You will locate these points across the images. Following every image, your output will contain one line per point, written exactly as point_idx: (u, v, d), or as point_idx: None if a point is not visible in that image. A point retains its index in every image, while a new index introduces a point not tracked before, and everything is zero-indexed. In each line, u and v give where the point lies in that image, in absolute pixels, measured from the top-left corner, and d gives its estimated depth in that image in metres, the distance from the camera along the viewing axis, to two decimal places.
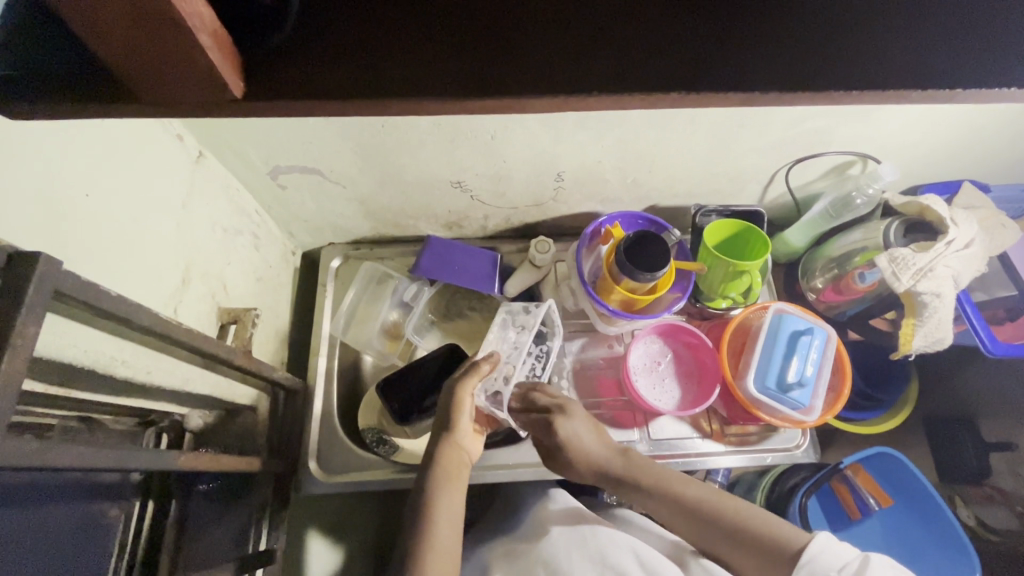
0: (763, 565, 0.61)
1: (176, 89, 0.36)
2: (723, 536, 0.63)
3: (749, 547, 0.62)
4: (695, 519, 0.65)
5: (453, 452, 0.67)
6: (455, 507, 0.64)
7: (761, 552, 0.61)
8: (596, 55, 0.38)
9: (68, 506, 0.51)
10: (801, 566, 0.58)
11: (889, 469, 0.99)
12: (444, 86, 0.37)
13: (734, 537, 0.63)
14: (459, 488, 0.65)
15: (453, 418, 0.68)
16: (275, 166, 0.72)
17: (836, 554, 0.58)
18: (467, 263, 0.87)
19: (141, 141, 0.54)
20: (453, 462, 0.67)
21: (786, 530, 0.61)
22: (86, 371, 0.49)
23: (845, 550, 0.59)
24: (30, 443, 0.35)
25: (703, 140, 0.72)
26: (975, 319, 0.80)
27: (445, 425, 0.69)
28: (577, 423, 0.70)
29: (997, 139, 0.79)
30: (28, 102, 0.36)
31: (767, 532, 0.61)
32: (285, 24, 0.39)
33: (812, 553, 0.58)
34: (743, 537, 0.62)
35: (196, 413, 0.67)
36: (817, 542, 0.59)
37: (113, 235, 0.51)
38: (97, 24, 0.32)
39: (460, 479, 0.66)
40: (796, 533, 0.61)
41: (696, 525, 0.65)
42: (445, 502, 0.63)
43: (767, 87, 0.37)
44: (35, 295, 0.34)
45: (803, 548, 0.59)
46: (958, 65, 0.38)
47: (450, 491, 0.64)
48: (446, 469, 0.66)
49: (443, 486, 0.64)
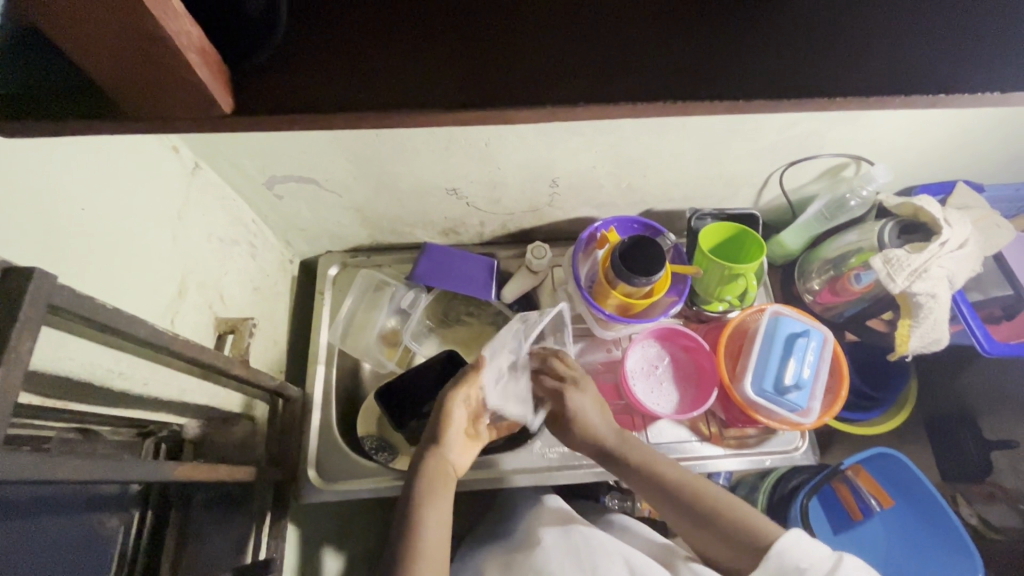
0: (737, 554, 0.62)
1: (165, 105, 0.37)
2: (701, 525, 0.64)
3: (722, 537, 0.63)
4: (677, 502, 0.65)
5: (440, 463, 0.67)
6: (443, 517, 0.63)
7: (737, 541, 0.62)
8: (583, 63, 0.39)
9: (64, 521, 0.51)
10: (769, 557, 0.59)
11: (890, 469, 0.99)
12: (436, 97, 0.38)
13: (707, 523, 0.64)
14: (446, 498, 0.65)
15: (442, 429, 0.69)
16: (270, 175, 0.72)
17: (808, 552, 0.59)
18: (463, 269, 0.88)
19: (137, 155, 0.55)
20: (440, 472, 0.67)
21: (764, 521, 0.63)
22: (82, 384, 0.49)
23: (817, 549, 0.59)
24: (26, 458, 0.35)
25: (695, 145, 0.73)
26: (971, 319, 0.80)
27: (432, 436, 0.70)
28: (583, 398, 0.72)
29: (989, 140, 0.79)
30: (16, 121, 0.36)
31: (745, 525, 0.62)
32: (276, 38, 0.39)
33: (781, 547, 0.59)
34: (727, 530, 0.63)
35: (195, 423, 0.68)
36: (786, 539, 0.60)
37: (111, 247, 0.51)
38: (87, 44, 0.32)
39: (447, 489, 0.66)
40: (772, 528, 0.62)
41: (677, 510, 0.66)
42: (431, 511, 0.63)
43: (749, 95, 0.37)
44: (30, 311, 0.35)
45: (772, 545, 0.60)
46: (940, 70, 0.38)
47: (437, 501, 0.64)
48: (434, 479, 0.66)
49: (431, 495, 0.64)
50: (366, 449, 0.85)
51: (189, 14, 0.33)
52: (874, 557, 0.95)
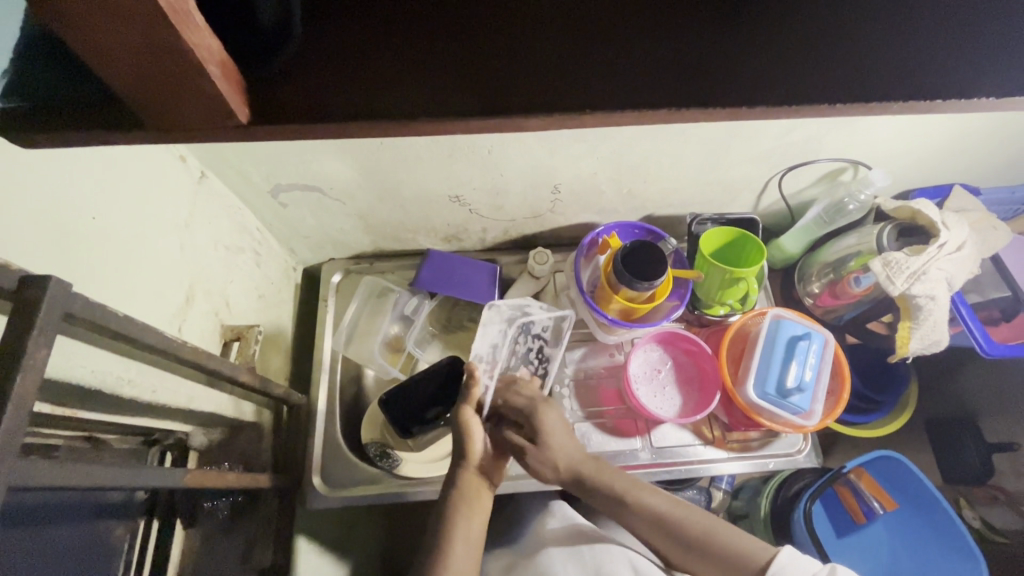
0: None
1: (182, 117, 0.37)
2: (689, 549, 0.64)
3: (712, 560, 0.63)
4: (665, 526, 0.65)
5: (470, 479, 0.68)
6: (475, 534, 0.64)
7: (726, 565, 0.62)
8: (588, 69, 0.40)
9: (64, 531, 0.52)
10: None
11: (890, 471, 1.00)
12: (444, 105, 0.39)
13: (695, 546, 0.63)
14: (478, 514, 0.66)
15: (468, 447, 0.69)
16: (276, 184, 0.73)
17: (803, 566, 0.59)
18: (465, 276, 0.88)
19: (145, 165, 0.55)
20: (470, 487, 0.67)
21: (750, 542, 0.62)
22: (93, 392, 0.50)
23: (811, 563, 0.59)
24: (41, 464, 0.35)
25: (695, 151, 0.74)
26: (970, 320, 0.81)
27: (459, 454, 0.69)
28: (556, 418, 0.72)
29: (985, 144, 0.80)
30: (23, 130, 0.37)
31: (732, 546, 0.62)
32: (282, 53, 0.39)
33: (780, 564, 0.59)
34: (716, 552, 0.62)
35: (201, 432, 0.69)
36: (786, 555, 0.60)
37: (120, 257, 0.52)
38: (110, 58, 0.33)
39: (479, 504, 0.67)
40: (762, 547, 0.62)
41: (664, 534, 0.65)
42: (461, 528, 0.64)
43: (752, 101, 0.38)
44: (46, 317, 0.35)
45: (769, 563, 0.60)
46: (937, 75, 0.39)
47: (470, 518, 0.65)
48: (466, 496, 0.66)
49: (463, 513, 0.65)
50: (370, 455, 0.83)
51: (210, 28, 0.34)
52: (878, 561, 0.95)
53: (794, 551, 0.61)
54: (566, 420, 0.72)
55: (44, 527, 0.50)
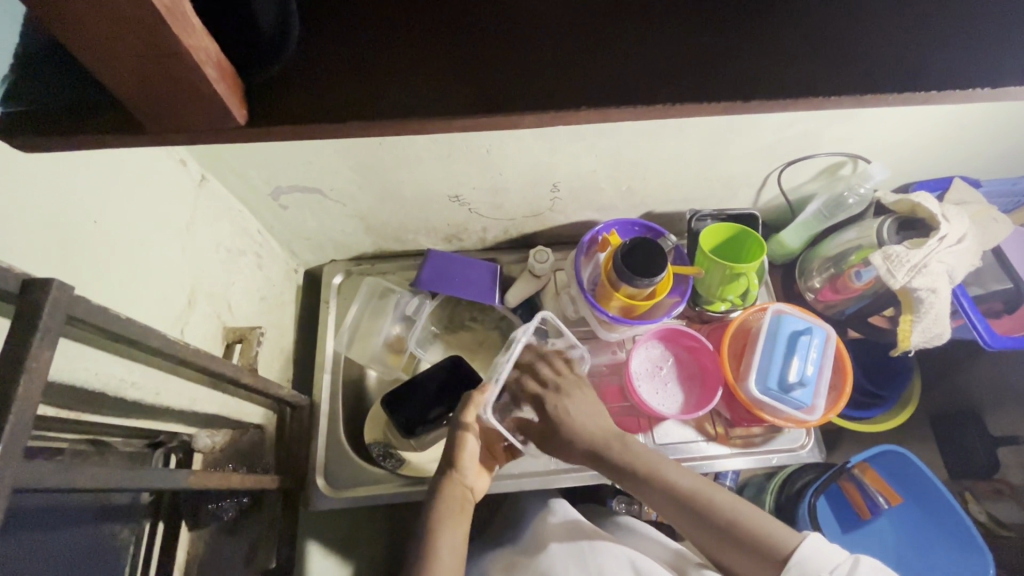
0: (753, 566, 0.61)
1: (178, 116, 0.38)
2: (707, 531, 0.64)
3: (742, 548, 0.62)
4: (682, 507, 0.65)
5: (456, 490, 0.68)
6: (458, 539, 0.64)
7: (754, 552, 0.61)
8: (586, 63, 0.40)
9: (66, 532, 0.52)
10: (790, 568, 0.59)
11: (900, 468, 0.98)
12: (442, 103, 0.39)
13: (713, 529, 0.63)
14: (463, 521, 0.66)
15: (458, 455, 0.70)
16: (276, 186, 0.73)
17: (827, 557, 0.59)
18: (467, 275, 0.89)
19: (147, 168, 0.56)
20: (457, 497, 0.68)
21: (775, 529, 0.62)
22: (96, 396, 0.50)
23: (836, 552, 0.59)
24: (47, 465, 0.36)
25: (695, 146, 0.74)
26: (972, 313, 0.81)
27: (450, 461, 0.70)
28: (571, 404, 0.72)
29: (986, 136, 0.80)
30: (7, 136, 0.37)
31: (761, 535, 0.61)
32: (273, 64, 0.40)
33: (802, 557, 0.59)
34: (745, 538, 0.62)
35: (204, 433, 0.69)
36: (808, 543, 0.60)
37: (125, 260, 0.53)
38: (105, 59, 0.33)
39: (463, 515, 0.67)
40: (787, 535, 0.61)
41: (681, 515, 0.65)
42: (445, 533, 0.64)
43: (747, 95, 0.38)
44: (48, 321, 0.35)
45: (793, 552, 0.60)
46: (931, 64, 0.39)
47: (455, 525, 0.65)
48: (452, 504, 0.67)
49: (448, 520, 0.65)
50: (372, 455, 0.85)
51: (206, 29, 0.34)
52: (884, 557, 0.95)
53: (818, 542, 0.61)
54: (584, 407, 0.73)
55: (46, 532, 0.50)
